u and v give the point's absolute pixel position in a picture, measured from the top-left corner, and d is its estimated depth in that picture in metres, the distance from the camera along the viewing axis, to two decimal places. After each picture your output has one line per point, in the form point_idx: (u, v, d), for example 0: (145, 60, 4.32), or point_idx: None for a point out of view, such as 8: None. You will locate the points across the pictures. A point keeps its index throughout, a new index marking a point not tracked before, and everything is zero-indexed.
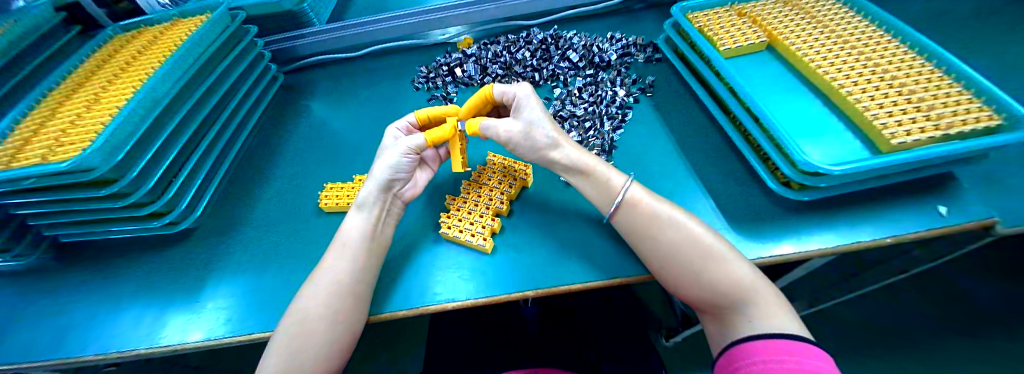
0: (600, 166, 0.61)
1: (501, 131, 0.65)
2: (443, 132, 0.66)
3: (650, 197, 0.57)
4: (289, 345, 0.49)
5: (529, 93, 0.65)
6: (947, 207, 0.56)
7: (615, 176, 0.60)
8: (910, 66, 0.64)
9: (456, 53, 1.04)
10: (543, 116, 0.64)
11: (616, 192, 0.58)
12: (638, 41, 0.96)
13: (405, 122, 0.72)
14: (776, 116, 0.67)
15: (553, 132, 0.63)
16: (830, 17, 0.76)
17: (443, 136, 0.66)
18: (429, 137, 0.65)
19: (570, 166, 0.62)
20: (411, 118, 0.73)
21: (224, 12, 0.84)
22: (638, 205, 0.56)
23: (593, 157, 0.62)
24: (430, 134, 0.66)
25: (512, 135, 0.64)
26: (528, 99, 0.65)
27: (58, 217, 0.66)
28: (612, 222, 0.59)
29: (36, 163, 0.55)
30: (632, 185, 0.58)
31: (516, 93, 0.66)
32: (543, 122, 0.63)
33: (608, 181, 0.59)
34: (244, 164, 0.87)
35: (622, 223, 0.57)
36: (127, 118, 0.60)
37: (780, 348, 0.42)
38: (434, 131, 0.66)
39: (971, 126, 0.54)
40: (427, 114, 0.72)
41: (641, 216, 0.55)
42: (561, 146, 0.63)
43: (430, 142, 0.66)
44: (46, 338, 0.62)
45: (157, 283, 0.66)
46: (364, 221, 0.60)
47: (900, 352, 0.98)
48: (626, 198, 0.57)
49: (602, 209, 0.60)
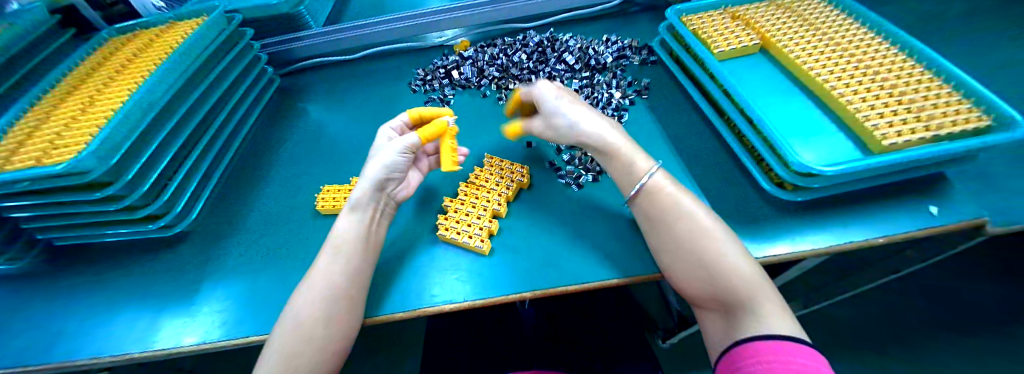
0: (625, 148, 0.62)
1: (537, 129, 0.72)
2: (435, 129, 0.68)
3: (672, 185, 0.58)
4: (285, 348, 0.49)
5: (546, 88, 0.70)
6: (938, 207, 0.56)
7: (641, 160, 0.60)
8: (901, 68, 0.65)
9: (453, 55, 1.05)
10: (563, 102, 0.68)
11: (639, 176, 0.59)
12: (633, 43, 0.97)
13: (399, 122, 0.73)
14: (771, 117, 0.68)
15: (575, 114, 0.66)
16: (821, 19, 0.78)
17: (435, 132, 0.68)
18: (422, 134, 0.67)
19: (598, 146, 0.64)
20: (404, 118, 0.74)
21: (221, 14, 0.84)
22: (661, 190, 0.57)
23: (620, 137, 0.63)
24: (422, 131, 0.68)
25: (544, 131, 0.71)
26: (548, 91, 0.70)
27: (52, 220, 0.65)
28: (631, 205, 0.60)
29: (30, 166, 0.55)
30: (657, 171, 0.58)
31: (535, 91, 0.72)
32: (560, 108, 0.67)
33: (632, 164, 0.60)
34: (240, 168, 0.86)
35: (640, 211, 0.58)
36: (122, 121, 0.60)
37: (782, 348, 0.43)
38: (426, 128, 0.69)
39: (960, 126, 0.54)
40: (420, 114, 0.74)
41: (660, 205, 0.56)
42: (585, 125, 0.65)
43: (424, 140, 0.68)
44: (37, 344, 0.61)
45: (152, 286, 0.66)
46: (358, 223, 0.60)
47: (893, 349, 0.99)
48: (649, 183, 0.58)
49: (625, 190, 0.61)
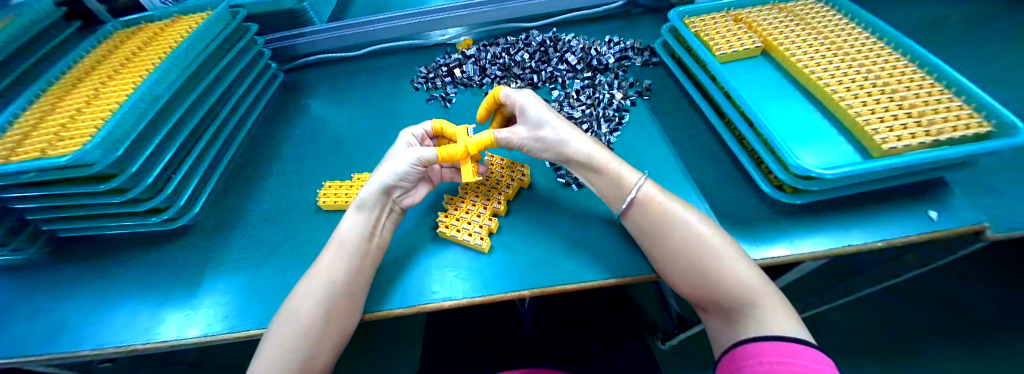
0: (613, 163, 0.61)
1: (512, 138, 0.68)
2: (456, 150, 0.65)
3: (663, 195, 0.57)
4: (288, 343, 0.50)
5: (532, 98, 0.68)
6: (937, 212, 0.57)
7: (628, 173, 0.60)
8: (902, 72, 0.65)
9: (455, 54, 1.05)
10: (547, 114, 0.66)
11: (629, 189, 0.58)
12: (635, 45, 0.97)
13: (420, 130, 0.73)
14: (772, 120, 0.68)
15: (560, 129, 0.65)
16: (824, 23, 0.78)
17: (454, 155, 0.64)
18: (441, 153, 0.64)
19: (584, 161, 0.63)
20: (427, 126, 0.73)
21: (225, 9, 0.85)
22: (650, 202, 0.57)
23: (608, 153, 0.63)
24: (443, 149, 0.65)
25: (524, 140, 0.67)
26: (531, 102, 0.68)
27: (56, 212, 0.66)
28: (624, 220, 0.59)
29: (35, 157, 0.55)
30: (645, 182, 0.58)
31: (520, 99, 0.69)
32: (549, 120, 0.65)
33: (621, 179, 0.60)
34: (242, 163, 0.87)
35: (633, 222, 0.58)
36: (128, 114, 0.60)
37: (786, 351, 0.43)
38: (447, 147, 0.65)
39: (962, 132, 0.55)
40: (442, 127, 0.72)
41: (653, 213, 0.56)
42: (572, 141, 0.64)
43: (442, 158, 0.65)
44: (40, 335, 0.61)
45: (154, 279, 0.66)
46: (362, 222, 0.60)
47: (891, 354, 0.99)
48: (639, 195, 0.58)
49: (614, 207, 0.60)
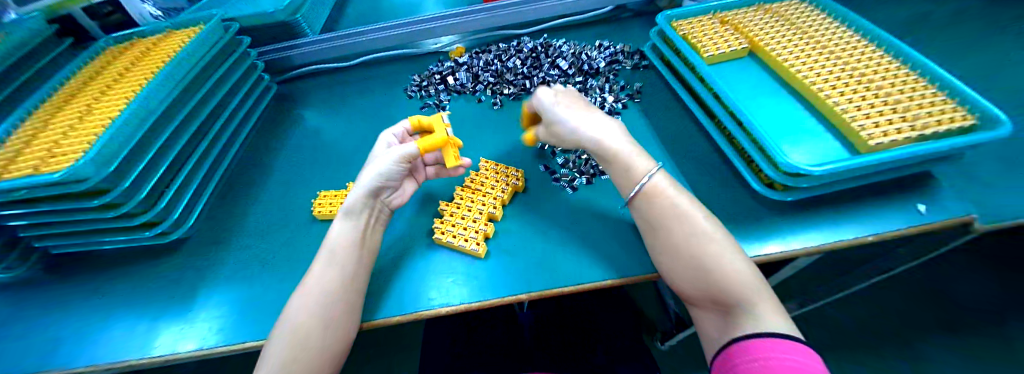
0: (626, 151, 0.62)
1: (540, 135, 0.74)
2: (436, 140, 0.68)
3: (671, 187, 0.58)
4: (286, 354, 0.49)
5: (545, 95, 0.70)
6: (926, 205, 0.57)
7: (642, 162, 0.60)
8: (886, 69, 0.67)
9: (448, 62, 1.06)
10: (558, 110, 0.67)
11: (639, 178, 0.59)
12: (625, 48, 0.99)
13: (400, 129, 0.74)
14: (760, 119, 0.69)
15: (570, 124, 0.66)
16: (808, 23, 0.79)
17: (436, 143, 0.68)
18: (422, 145, 0.67)
19: (596, 152, 0.64)
20: (406, 124, 0.75)
21: (218, 22, 0.85)
22: (659, 192, 0.57)
23: (622, 142, 0.63)
24: (422, 142, 0.67)
25: (546, 137, 0.72)
26: (544, 100, 0.70)
27: (49, 229, 0.65)
28: (631, 207, 0.60)
29: (28, 174, 0.55)
30: (657, 173, 0.59)
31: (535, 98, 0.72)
32: (560, 116, 0.67)
33: (632, 167, 0.60)
34: (237, 174, 0.87)
35: (638, 215, 0.59)
36: (121, 128, 0.61)
37: (778, 346, 0.43)
38: (426, 138, 0.67)
39: (947, 126, 0.56)
40: (420, 121, 0.73)
41: (657, 208, 0.56)
42: (583, 134, 0.65)
43: (423, 150, 0.67)
44: (33, 354, 0.61)
45: (149, 293, 0.66)
46: (351, 228, 0.60)
47: (890, 351, 0.99)
48: (648, 185, 0.58)
49: (624, 192, 0.61)
